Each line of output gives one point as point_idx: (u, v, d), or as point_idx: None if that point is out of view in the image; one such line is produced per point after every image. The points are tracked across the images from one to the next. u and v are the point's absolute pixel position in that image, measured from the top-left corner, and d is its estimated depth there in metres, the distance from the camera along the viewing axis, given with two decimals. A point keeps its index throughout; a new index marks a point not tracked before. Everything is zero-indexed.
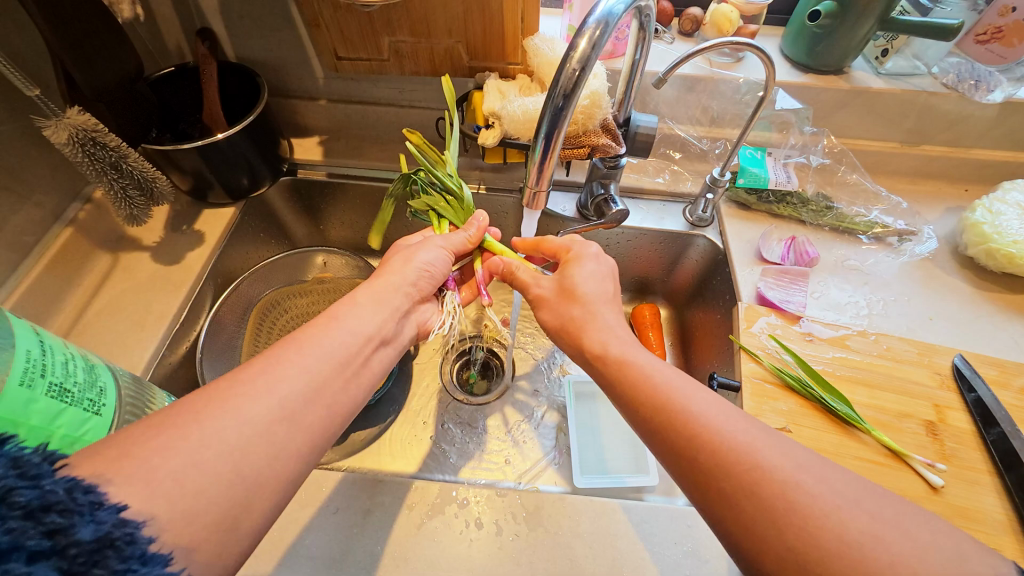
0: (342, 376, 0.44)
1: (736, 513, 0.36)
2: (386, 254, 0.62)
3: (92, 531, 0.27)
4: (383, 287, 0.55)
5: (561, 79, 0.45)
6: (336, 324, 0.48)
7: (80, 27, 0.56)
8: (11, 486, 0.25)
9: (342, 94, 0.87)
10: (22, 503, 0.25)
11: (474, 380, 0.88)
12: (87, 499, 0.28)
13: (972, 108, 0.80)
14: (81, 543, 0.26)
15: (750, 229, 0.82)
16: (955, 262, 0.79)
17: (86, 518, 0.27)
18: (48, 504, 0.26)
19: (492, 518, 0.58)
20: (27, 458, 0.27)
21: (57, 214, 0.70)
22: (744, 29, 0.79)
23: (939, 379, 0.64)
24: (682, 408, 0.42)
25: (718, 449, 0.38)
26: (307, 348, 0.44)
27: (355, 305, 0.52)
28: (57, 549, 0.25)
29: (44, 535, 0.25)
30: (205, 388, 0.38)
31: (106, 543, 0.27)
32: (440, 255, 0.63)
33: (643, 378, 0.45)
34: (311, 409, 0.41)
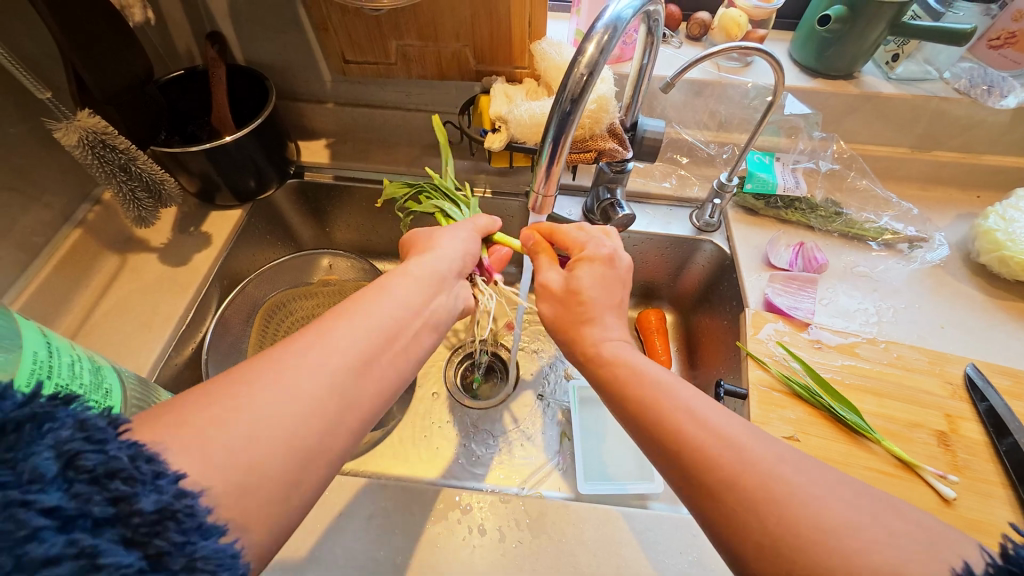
0: (389, 350, 0.44)
1: (725, 514, 0.35)
2: (427, 232, 0.61)
3: (154, 501, 0.26)
4: (432, 265, 0.54)
5: (568, 83, 0.45)
6: (382, 297, 0.47)
7: (90, 31, 0.56)
8: (78, 450, 0.25)
9: (350, 97, 0.87)
10: (88, 468, 0.25)
11: (478, 383, 0.87)
12: (151, 468, 0.27)
13: (985, 114, 0.79)
14: (143, 513, 0.26)
15: (757, 234, 0.81)
16: (967, 270, 0.78)
17: (148, 487, 0.27)
18: (112, 472, 0.26)
19: (495, 524, 0.58)
20: (93, 422, 0.26)
21: (66, 215, 0.71)
22: (752, 34, 0.78)
23: (951, 388, 0.63)
24: (673, 408, 0.41)
25: (702, 447, 0.38)
26: (355, 321, 0.43)
27: (406, 278, 0.50)
28: (121, 518, 0.25)
29: (108, 502, 0.25)
30: (257, 356, 0.38)
31: (167, 514, 0.27)
32: (473, 239, 0.63)
33: (638, 377, 0.45)
34: (358, 382, 0.40)
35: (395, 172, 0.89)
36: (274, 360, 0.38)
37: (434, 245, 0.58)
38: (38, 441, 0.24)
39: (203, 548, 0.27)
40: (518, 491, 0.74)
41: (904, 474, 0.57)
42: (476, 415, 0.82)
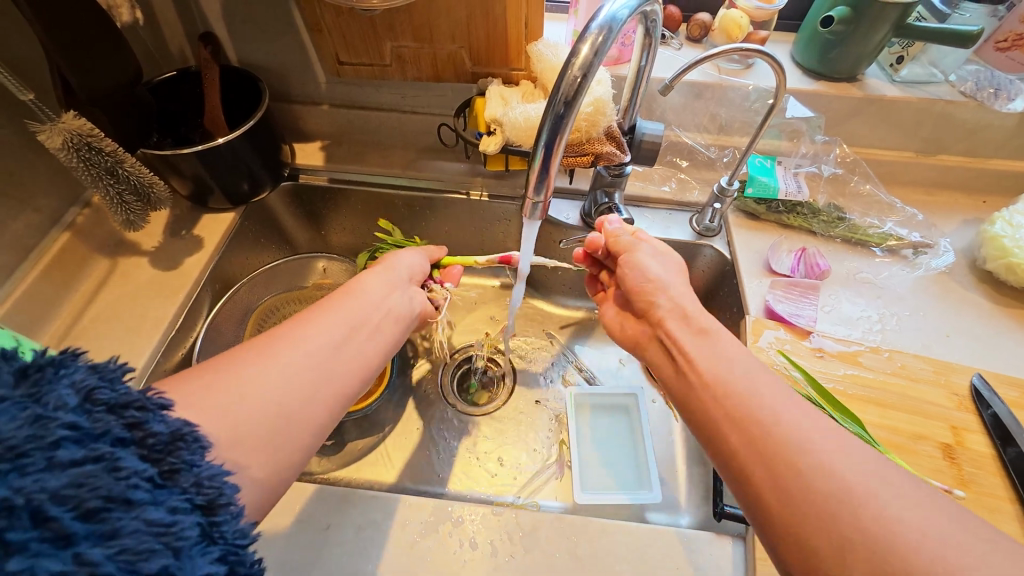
0: (357, 336, 0.49)
1: (803, 507, 0.35)
2: (378, 255, 0.65)
3: (165, 426, 0.31)
4: (388, 277, 0.58)
5: (562, 86, 0.44)
6: (350, 298, 0.52)
7: (76, 33, 0.55)
8: (94, 386, 0.29)
9: (344, 99, 0.85)
10: (104, 400, 0.29)
11: (474, 390, 0.86)
12: (159, 402, 0.32)
13: (991, 117, 0.77)
14: (156, 436, 0.31)
15: (758, 239, 0.79)
16: (973, 277, 0.76)
17: (158, 416, 0.31)
18: (127, 402, 0.30)
19: (487, 539, 0.56)
20: (106, 366, 0.30)
21: (55, 218, 0.70)
22: (754, 35, 0.77)
23: (956, 399, 0.61)
24: (751, 404, 0.41)
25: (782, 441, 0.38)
26: (325, 314, 0.48)
27: (362, 289, 0.54)
28: (136, 440, 0.30)
29: (125, 426, 0.29)
30: (214, 364, 0.41)
31: (177, 437, 0.31)
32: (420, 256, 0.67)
33: (716, 370, 0.45)
34: (333, 364, 0.45)
35: (390, 174, 0.88)
36: (250, 351, 0.42)
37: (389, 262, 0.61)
38: (56, 380, 0.28)
39: (207, 469, 0.32)
40: (513, 500, 0.73)
41: None
42: (472, 421, 0.81)
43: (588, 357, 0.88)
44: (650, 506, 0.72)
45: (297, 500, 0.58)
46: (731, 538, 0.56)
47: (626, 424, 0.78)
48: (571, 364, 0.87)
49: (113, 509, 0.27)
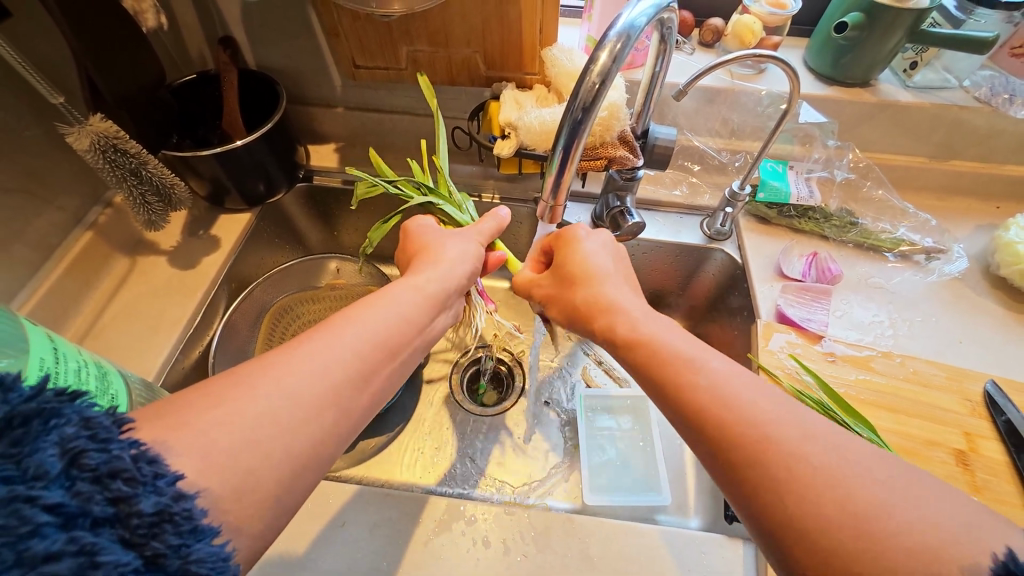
0: (387, 362, 0.44)
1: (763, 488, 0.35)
2: (432, 237, 0.62)
3: (154, 502, 0.27)
4: (440, 275, 0.55)
5: (580, 91, 0.44)
6: (389, 303, 0.48)
7: (105, 37, 0.57)
8: (83, 448, 0.26)
9: (359, 102, 0.87)
10: (92, 467, 0.26)
11: (484, 390, 0.86)
12: (152, 469, 0.28)
13: (1005, 123, 0.77)
14: (142, 514, 0.27)
15: (769, 243, 0.80)
16: (987, 283, 0.76)
17: (148, 488, 0.27)
18: (114, 471, 0.27)
19: (500, 537, 0.57)
20: (97, 421, 0.27)
21: (79, 217, 0.71)
22: (766, 41, 0.77)
23: (970, 406, 0.61)
24: (693, 380, 0.41)
25: (730, 427, 0.37)
26: (361, 324, 0.44)
27: (413, 292, 0.51)
28: (121, 518, 0.26)
29: (109, 502, 0.26)
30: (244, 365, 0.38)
31: (165, 517, 0.27)
32: (474, 247, 0.63)
33: (659, 355, 0.44)
34: (358, 395, 0.41)
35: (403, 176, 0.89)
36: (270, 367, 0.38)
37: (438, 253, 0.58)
38: (44, 436, 0.26)
39: (198, 551, 0.28)
40: (522, 500, 0.73)
41: None
42: (483, 421, 0.82)
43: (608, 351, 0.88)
44: (659, 508, 0.72)
45: (313, 497, 0.59)
46: (742, 541, 0.57)
47: (640, 422, 0.78)
48: (589, 357, 0.88)
49: None
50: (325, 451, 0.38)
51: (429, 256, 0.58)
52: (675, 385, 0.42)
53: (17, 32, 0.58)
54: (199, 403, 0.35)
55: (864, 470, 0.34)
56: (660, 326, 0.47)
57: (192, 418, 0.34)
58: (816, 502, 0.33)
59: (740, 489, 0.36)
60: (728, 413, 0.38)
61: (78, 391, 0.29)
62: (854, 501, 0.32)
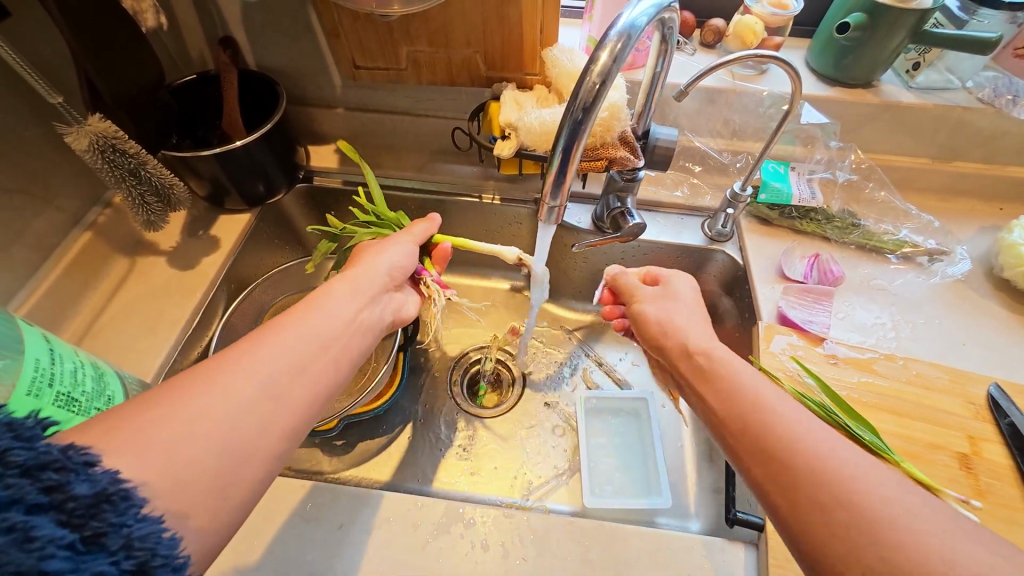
0: (322, 357, 0.44)
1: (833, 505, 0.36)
2: (361, 247, 0.61)
3: (90, 486, 0.28)
4: (362, 278, 0.54)
5: (581, 92, 0.44)
6: (320, 306, 0.48)
7: (105, 38, 0.57)
8: (6, 446, 0.26)
9: (359, 103, 0.87)
10: (19, 462, 0.26)
11: (484, 392, 0.85)
12: (81, 459, 0.29)
13: (1010, 124, 0.77)
14: (78, 498, 0.27)
15: (771, 244, 0.79)
16: (990, 285, 0.75)
17: (81, 476, 0.28)
18: (44, 462, 0.27)
19: (499, 540, 0.57)
20: (20, 422, 0.27)
21: (77, 218, 0.71)
22: (767, 41, 0.77)
23: (973, 409, 0.61)
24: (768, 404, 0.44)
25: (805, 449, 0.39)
26: (291, 326, 0.44)
27: (338, 292, 0.50)
28: (55, 504, 0.26)
29: (42, 490, 0.26)
30: (192, 371, 0.38)
31: (102, 497, 0.28)
32: (408, 249, 0.62)
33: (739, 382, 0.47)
34: (292, 390, 0.41)
35: (404, 177, 0.88)
36: (209, 375, 0.38)
37: (371, 258, 0.58)
38: None
39: (138, 530, 0.28)
40: (522, 502, 0.73)
41: None
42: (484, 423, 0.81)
43: (609, 353, 0.89)
44: (660, 511, 0.72)
45: (311, 499, 0.58)
46: (743, 544, 0.56)
47: (642, 425, 0.78)
48: (589, 359, 0.88)
49: None
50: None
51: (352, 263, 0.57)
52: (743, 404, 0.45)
53: (17, 32, 0.57)
54: (165, 418, 0.34)
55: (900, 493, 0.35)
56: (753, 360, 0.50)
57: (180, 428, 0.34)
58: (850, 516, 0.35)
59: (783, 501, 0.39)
60: (787, 432, 0.41)
61: None
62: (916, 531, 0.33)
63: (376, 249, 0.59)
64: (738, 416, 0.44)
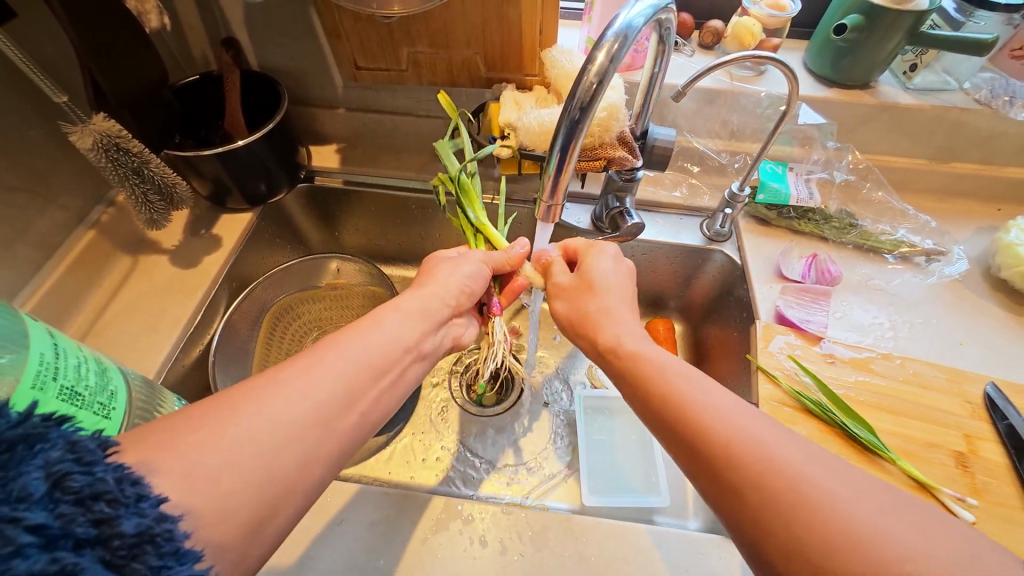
0: (377, 383, 0.45)
1: (767, 504, 0.35)
2: (434, 260, 0.64)
3: (136, 523, 0.27)
4: (427, 298, 0.56)
5: (577, 91, 0.45)
6: (382, 328, 0.49)
7: (108, 38, 0.58)
8: (67, 471, 0.26)
9: (361, 103, 0.87)
10: (75, 489, 0.26)
11: (484, 392, 0.84)
12: (134, 491, 0.28)
13: (1007, 125, 0.77)
14: (123, 536, 0.27)
15: (768, 244, 0.80)
16: (988, 285, 0.76)
17: (130, 510, 0.28)
18: (97, 493, 0.27)
19: (497, 536, 0.57)
20: (83, 444, 0.28)
21: (81, 216, 0.72)
22: (766, 42, 0.77)
23: (971, 408, 0.61)
24: (690, 401, 0.42)
25: (728, 444, 0.38)
26: (354, 349, 0.45)
27: (399, 313, 0.52)
28: (102, 539, 0.26)
29: (91, 523, 0.26)
30: (245, 383, 0.39)
31: (146, 538, 0.27)
32: (478, 269, 0.63)
33: (657, 375, 0.45)
34: (345, 415, 0.42)
35: (405, 177, 0.89)
36: (254, 390, 0.39)
37: (446, 274, 0.60)
38: (29, 460, 0.26)
39: (179, 573, 0.28)
40: (522, 501, 0.73)
41: (921, 495, 0.55)
42: (482, 421, 0.82)
43: None
44: (659, 510, 0.72)
45: None
46: None
47: (639, 421, 0.77)
48: None
49: None
50: (316, 443, 0.40)
51: (423, 277, 0.60)
52: (670, 408, 0.43)
53: (21, 33, 0.58)
54: (167, 423, 0.35)
55: (839, 474, 0.35)
56: (661, 349, 0.48)
57: (179, 433, 0.34)
58: (802, 507, 0.34)
59: (736, 506, 0.37)
60: (713, 428, 0.39)
61: (65, 417, 0.29)
62: (851, 518, 0.33)
63: (449, 266, 0.61)
64: (669, 419, 0.42)
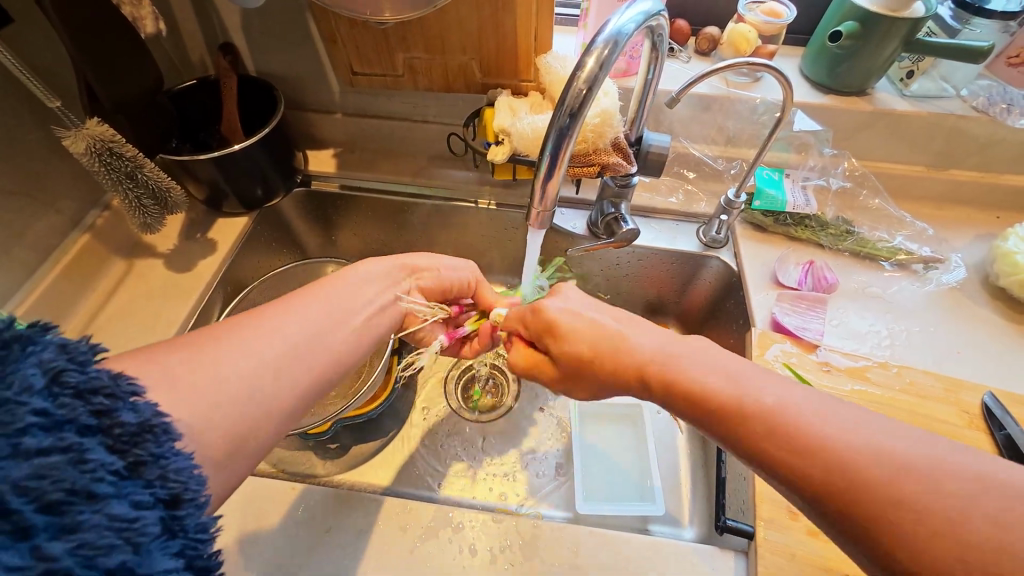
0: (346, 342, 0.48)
1: (898, 525, 0.31)
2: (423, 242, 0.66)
3: (135, 415, 0.30)
4: (399, 266, 0.58)
5: (567, 97, 0.44)
6: (355, 290, 0.52)
7: (104, 44, 0.58)
8: (62, 368, 0.28)
9: (357, 108, 0.87)
10: (72, 384, 0.28)
11: (479, 397, 0.85)
12: (130, 388, 0.31)
13: (1004, 132, 0.77)
14: (124, 425, 0.30)
15: (765, 251, 0.79)
16: (986, 293, 0.75)
17: (127, 404, 0.30)
18: (95, 388, 0.29)
19: (487, 545, 0.57)
20: (75, 346, 0.29)
21: (76, 220, 0.72)
22: (761, 49, 0.77)
23: (967, 417, 0.60)
24: (762, 429, 0.38)
25: (823, 471, 0.35)
26: (327, 304, 0.48)
27: (371, 275, 0.55)
28: (103, 428, 0.29)
29: (93, 414, 0.29)
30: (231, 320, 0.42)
31: (146, 428, 0.30)
32: (458, 262, 0.66)
33: (721, 415, 0.40)
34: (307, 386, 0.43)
35: (401, 181, 0.89)
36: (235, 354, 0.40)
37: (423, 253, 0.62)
38: (23, 359, 0.28)
39: (176, 463, 0.31)
40: (516, 508, 0.73)
41: None
42: (479, 426, 0.81)
43: None
44: (654, 519, 0.71)
45: (303, 501, 0.59)
46: (734, 552, 0.55)
47: (637, 427, 0.78)
48: None
49: (75, 503, 0.27)
50: None
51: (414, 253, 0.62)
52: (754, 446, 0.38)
53: (16, 38, 0.59)
54: None
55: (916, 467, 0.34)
56: (698, 380, 0.43)
57: None
58: (916, 510, 0.31)
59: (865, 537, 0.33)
60: (807, 453, 0.35)
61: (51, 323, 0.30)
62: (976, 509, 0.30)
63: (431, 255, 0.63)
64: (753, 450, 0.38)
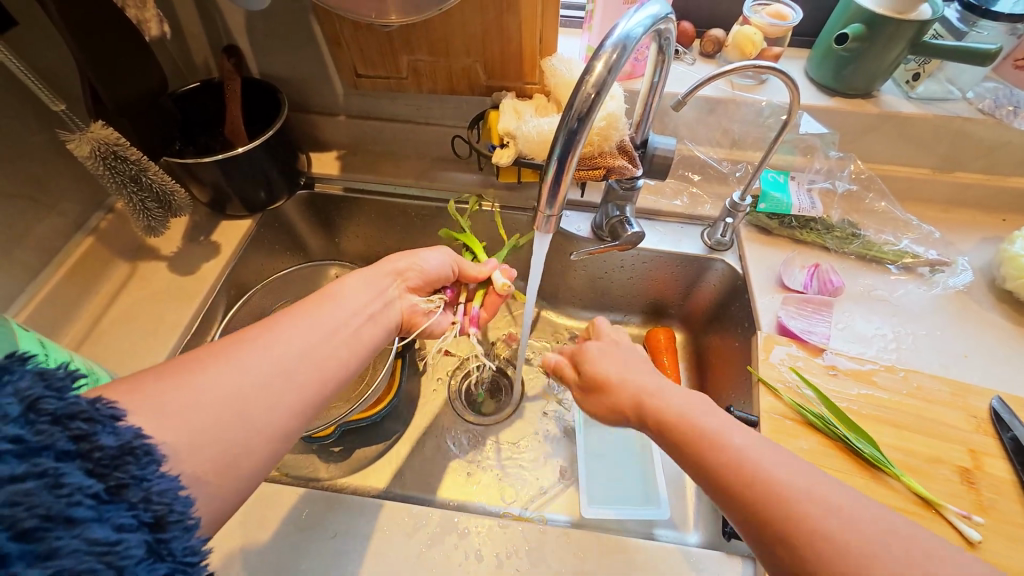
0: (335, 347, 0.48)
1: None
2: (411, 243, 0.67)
3: (115, 438, 0.31)
4: (378, 276, 0.58)
5: (575, 101, 0.44)
6: (341, 297, 0.52)
7: (108, 47, 0.58)
8: (39, 396, 0.29)
9: (361, 110, 0.87)
10: (49, 411, 0.29)
11: (483, 399, 0.85)
12: (109, 411, 0.31)
13: (1010, 135, 0.76)
14: (103, 449, 0.30)
15: (770, 254, 0.79)
16: (993, 297, 0.75)
17: (107, 428, 0.31)
18: (72, 413, 0.29)
19: (492, 551, 0.56)
20: (53, 372, 0.30)
21: (79, 223, 0.72)
22: (767, 52, 0.77)
23: (975, 422, 0.60)
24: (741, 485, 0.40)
25: (794, 526, 0.37)
26: (313, 314, 0.48)
27: (355, 284, 0.55)
28: (82, 452, 0.29)
29: (71, 439, 0.29)
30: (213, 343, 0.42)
31: (126, 450, 0.31)
32: (443, 261, 0.66)
33: (711, 462, 0.42)
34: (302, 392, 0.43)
35: (405, 184, 0.89)
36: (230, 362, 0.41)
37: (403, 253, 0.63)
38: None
39: (158, 484, 0.31)
40: (521, 512, 0.73)
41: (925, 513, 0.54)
42: (484, 429, 0.81)
43: None
44: (659, 523, 0.71)
45: (308, 505, 0.59)
46: (741, 558, 0.55)
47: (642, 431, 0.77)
48: None
49: (52, 528, 0.27)
50: None
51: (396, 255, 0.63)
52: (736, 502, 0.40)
53: (20, 40, 0.58)
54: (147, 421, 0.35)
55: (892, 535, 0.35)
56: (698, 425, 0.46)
57: None
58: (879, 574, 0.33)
59: None
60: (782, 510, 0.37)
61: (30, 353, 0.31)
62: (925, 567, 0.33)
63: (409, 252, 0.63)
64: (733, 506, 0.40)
